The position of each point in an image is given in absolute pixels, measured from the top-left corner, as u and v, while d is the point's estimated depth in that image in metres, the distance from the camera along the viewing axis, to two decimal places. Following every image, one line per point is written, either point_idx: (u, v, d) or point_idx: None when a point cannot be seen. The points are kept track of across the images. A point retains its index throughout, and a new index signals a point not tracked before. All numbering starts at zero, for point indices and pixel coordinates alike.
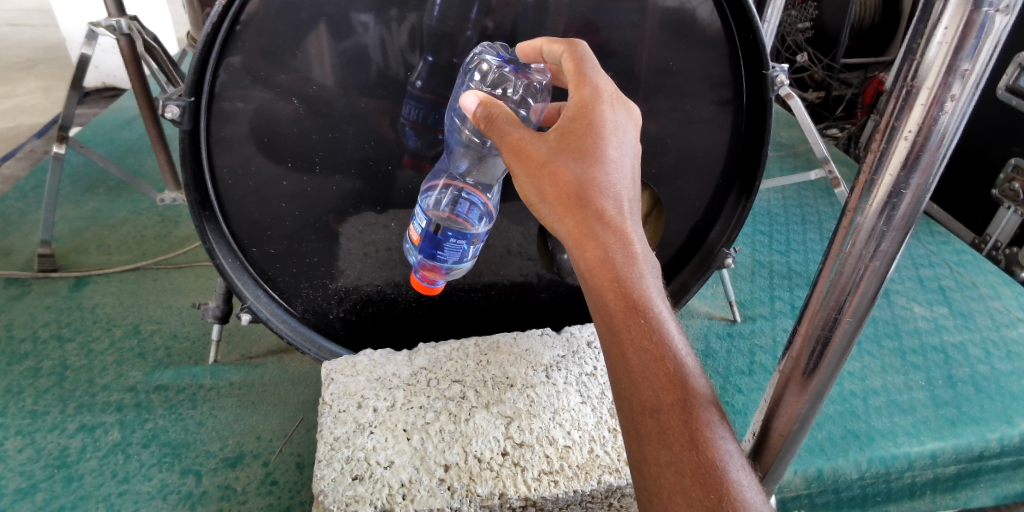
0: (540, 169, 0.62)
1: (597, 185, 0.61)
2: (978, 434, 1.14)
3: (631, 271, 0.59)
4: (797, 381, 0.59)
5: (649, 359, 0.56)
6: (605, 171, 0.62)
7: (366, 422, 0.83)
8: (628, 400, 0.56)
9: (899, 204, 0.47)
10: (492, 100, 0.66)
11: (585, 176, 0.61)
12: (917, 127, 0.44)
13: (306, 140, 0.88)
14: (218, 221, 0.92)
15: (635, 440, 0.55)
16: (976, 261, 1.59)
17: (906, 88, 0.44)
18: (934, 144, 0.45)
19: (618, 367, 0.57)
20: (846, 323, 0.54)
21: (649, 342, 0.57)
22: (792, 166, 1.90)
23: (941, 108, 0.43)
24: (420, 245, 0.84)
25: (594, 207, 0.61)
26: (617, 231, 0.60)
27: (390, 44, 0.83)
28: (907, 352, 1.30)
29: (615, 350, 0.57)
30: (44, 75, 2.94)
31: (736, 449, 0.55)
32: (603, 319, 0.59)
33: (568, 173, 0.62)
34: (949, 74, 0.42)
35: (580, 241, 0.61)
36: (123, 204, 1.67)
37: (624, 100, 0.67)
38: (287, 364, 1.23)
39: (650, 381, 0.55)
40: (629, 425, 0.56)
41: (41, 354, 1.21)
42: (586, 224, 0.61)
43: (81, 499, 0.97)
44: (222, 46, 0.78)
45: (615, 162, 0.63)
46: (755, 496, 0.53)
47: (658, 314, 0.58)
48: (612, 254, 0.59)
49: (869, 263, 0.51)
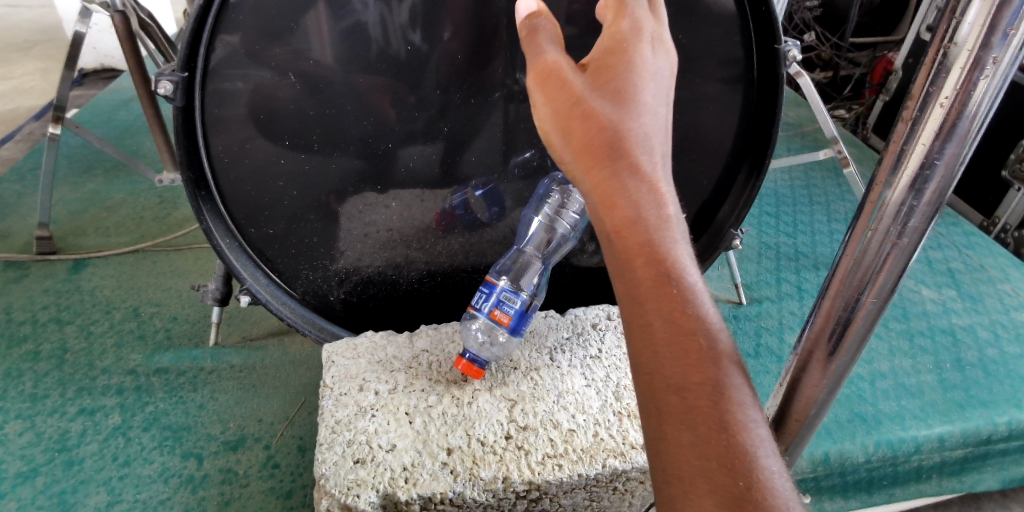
0: (570, 107, 0.53)
1: (632, 135, 0.52)
2: (986, 418, 1.12)
3: (664, 236, 0.50)
4: (817, 364, 0.57)
5: (678, 334, 0.48)
6: (641, 115, 0.52)
7: (367, 405, 0.82)
8: (649, 376, 0.48)
9: (931, 177, 0.45)
10: (540, 24, 0.60)
11: (620, 123, 0.52)
12: (954, 93, 0.42)
13: (304, 118, 0.85)
14: (215, 201, 0.90)
15: (654, 418, 0.48)
16: (986, 243, 1.57)
17: (943, 51, 0.42)
18: (974, 109, 0.42)
19: (639, 337, 0.49)
20: (870, 304, 0.52)
21: (678, 314, 0.48)
22: (799, 146, 1.88)
23: (982, 73, 0.41)
24: (511, 322, 0.83)
25: (627, 159, 0.51)
26: (651, 188, 0.51)
27: (391, 22, 0.80)
28: (915, 334, 1.29)
29: (638, 323, 0.49)
30: (40, 57, 2.90)
31: (769, 434, 0.47)
32: (629, 287, 0.50)
33: (601, 115, 0.52)
34: (991, 32, 0.40)
35: (606, 198, 0.51)
36: (121, 185, 1.65)
37: (669, 39, 0.58)
38: (288, 346, 1.22)
39: (676, 357, 0.47)
40: (648, 402, 0.48)
41: (40, 337, 1.20)
42: (614, 176, 0.51)
43: (81, 483, 0.96)
44: (216, 20, 0.76)
45: (651, 108, 0.53)
46: (789, 489, 0.45)
47: (690, 283, 0.49)
48: (646, 215, 0.50)
49: (898, 240, 0.49)
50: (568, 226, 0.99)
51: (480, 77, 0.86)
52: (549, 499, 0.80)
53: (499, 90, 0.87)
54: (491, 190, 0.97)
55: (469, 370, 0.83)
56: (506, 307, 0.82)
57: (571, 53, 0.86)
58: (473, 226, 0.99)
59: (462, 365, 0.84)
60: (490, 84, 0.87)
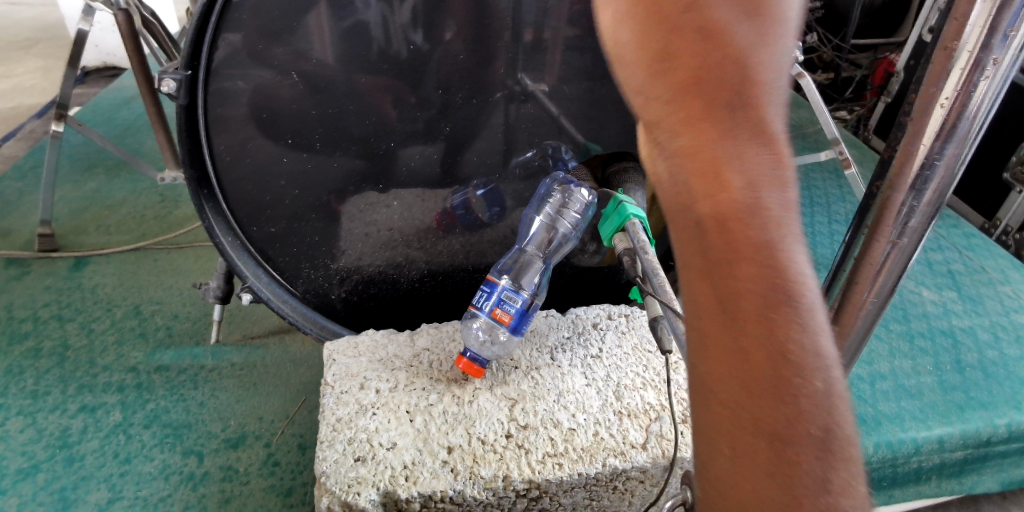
0: (677, 15, 0.33)
1: (758, 78, 0.34)
2: (986, 419, 1.12)
3: (778, 238, 0.35)
4: None
5: (780, 377, 0.34)
6: (774, 46, 0.34)
7: (368, 403, 0.82)
8: (730, 426, 0.35)
9: (932, 178, 0.45)
10: None
11: (748, 56, 0.33)
12: (954, 94, 0.42)
13: (306, 117, 0.85)
14: (217, 200, 0.91)
15: (727, 480, 0.36)
16: (986, 245, 1.57)
17: (944, 52, 0.42)
18: (974, 110, 0.43)
19: (724, 371, 0.36)
20: (870, 302, 0.52)
21: (785, 351, 0.34)
22: (800, 147, 1.88)
23: (982, 73, 0.42)
24: (512, 321, 0.83)
25: (746, 114, 0.34)
26: (772, 164, 0.35)
27: (392, 22, 0.80)
28: (915, 336, 1.29)
29: (720, 342, 0.35)
30: (41, 55, 2.91)
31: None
32: (718, 296, 0.35)
33: (723, 38, 0.33)
34: (991, 35, 0.41)
35: (703, 164, 0.35)
36: (122, 184, 1.66)
37: None
38: (288, 344, 1.22)
39: (772, 408, 0.34)
40: (721, 456, 0.36)
41: (41, 335, 1.20)
42: (722, 142, 0.34)
43: (82, 481, 0.96)
44: (218, 20, 0.76)
45: (782, 37, 0.34)
46: None
47: (807, 309, 0.35)
48: (764, 204, 0.34)
49: (898, 240, 0.48)
50: (569, 226, 0.94)
51: (481, 77, 0.87)
52: (549, 498, 0.80)
53: (500, 90, 0.88)
54: (491, 190, 0.97)
55: (470, 369, 0.84)
56: (506, 306, 0.82)
57: (572, 53, 0.86)
58: (473, 227, 1.00)
59: (463, 364, 0.84)
60: (491, 84, 0.87)
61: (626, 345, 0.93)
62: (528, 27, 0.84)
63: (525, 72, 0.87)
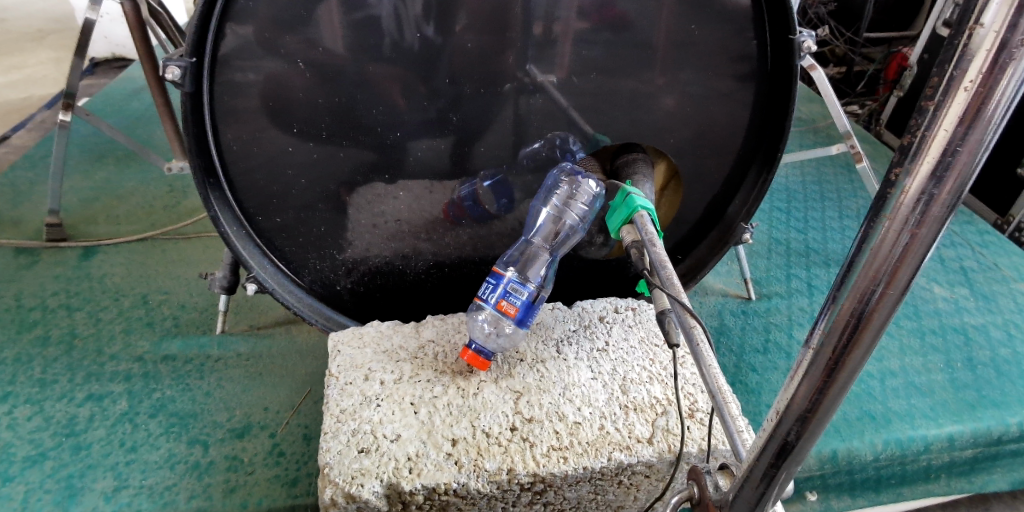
0: None
1: None
2: (997, 418, 1.11)
3: None
4: (823, 373, 0.50)
5: None
6: None
7: (372, 394, 0.82)
8: None
9: (954, 165, 0.41)
10: None
11: None
12: (981, 76, 0.38)
13: (313, 105, 0.84)
14: (223, 189, 0.90)
15: None
16: (1000, 242, 1.55)
17: (969, 32, 0.39)
18: (1001, 93, 0.39)
19: None
20: (887, 298, 0.47)
21: None
22: (812, 141, 1.86)
23: (1011, 56, 0.38)
24: (517, 313, 0.82)
25: None
26: None
27: (404, 13, 0.79)
28: (927, 333, 1.27)
29: None
30: (53, 45, 2.92)
31: None
32: None
33: None
34: (1020, 12, 0.36)
35: None
36: (132, 174, 1.66)
37: None
38: (294, 335, 1.22)
39: None
40: None
41: (50, 323, 1.21)
42: None
43: (89, 469, 0.96)
44: (225, 7, 0.76)
45: None
46: None
47: None
48: None
49: (916, 231, 0.44)
50: (576, 217, 0.94)
51: (491, 69, 0.85)
52: (554, 492, 0.80)
53: (510, 81, 0.87)
54: (498, 182, 0.96)
55: (474, 362, 0.83)
56: (512, 297, 0.81)
57: (582, 46, 0.85)
58: (480, 221, 0.99)
59: (468, 357, 0.83)
60: (502, 75, 0.86)
61: (633, 338, 0.92)
62: (539, 19, 0.82)
63: (535, 63, 0.86)
